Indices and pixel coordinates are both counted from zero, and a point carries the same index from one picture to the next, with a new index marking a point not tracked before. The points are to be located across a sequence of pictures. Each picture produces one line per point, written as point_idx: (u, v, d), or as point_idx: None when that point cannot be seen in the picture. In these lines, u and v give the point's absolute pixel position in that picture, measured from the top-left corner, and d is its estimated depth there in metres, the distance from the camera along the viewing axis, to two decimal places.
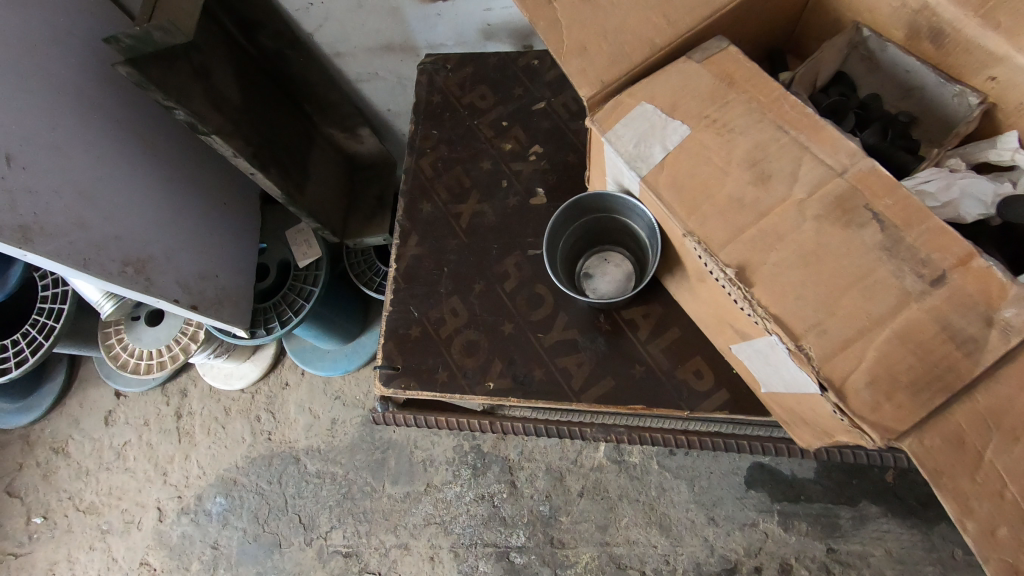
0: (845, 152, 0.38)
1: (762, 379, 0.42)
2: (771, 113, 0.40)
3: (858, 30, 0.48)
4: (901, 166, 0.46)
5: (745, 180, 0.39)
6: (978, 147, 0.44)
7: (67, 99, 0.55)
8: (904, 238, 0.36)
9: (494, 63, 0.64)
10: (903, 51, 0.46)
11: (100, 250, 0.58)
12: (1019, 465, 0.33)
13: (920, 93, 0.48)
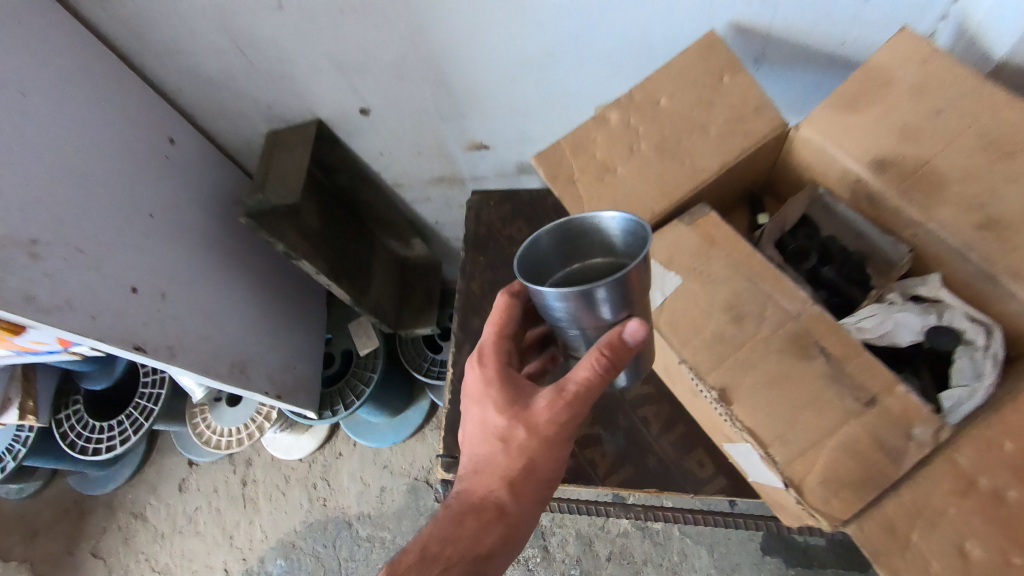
0: (799, 300, 0.51)
1: (749, 472, 0.54)
2: (744, 267, 0.54)
3: (816, 190, 0.60)
4: (850, 299, 0.61)
5: (724, 320, 0.52)
6: (912, 284, 0.55)
7: (197, 244, 0.72)
8: (845, 369, 0.48)
9: (528, 199, 0.80)
10: (851, 208, 0.58)
11: (217, 358, 0.73)
12: (940, 547, 0.44)
13: (865, 238, 0.59)
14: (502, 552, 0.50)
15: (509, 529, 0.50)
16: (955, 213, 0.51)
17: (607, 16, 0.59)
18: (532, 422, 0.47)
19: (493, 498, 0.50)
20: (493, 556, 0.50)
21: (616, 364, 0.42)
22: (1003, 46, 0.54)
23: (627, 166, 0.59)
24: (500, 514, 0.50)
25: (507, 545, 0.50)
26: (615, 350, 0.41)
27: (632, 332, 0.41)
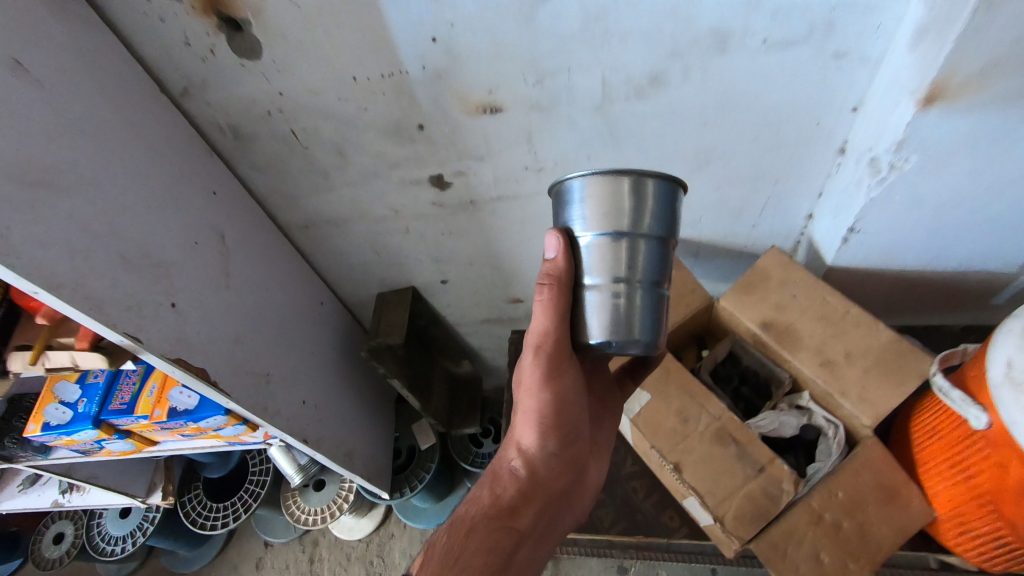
0: (718, 407, 0.85)
1: (699, 519, 0.85)
2: (687, 387, 0.88)
3: (736, 337, 0.97)
4: (752, 407, 0.98)
5: (676, 421, 0.86)
6: (793, 396, 0.91)
7: (331, 370, 1.08)
8: (746, 450, 0.81)
9: None
10: (755, 348, 0.94)
11: (338, 448, 1.06)
12: (805, 554, 0.76)
13: (767, 367, 0.95)
14: (524, 510, 0.66)
15: (524, 486, 0.67)
16: (806, 356, 0.87)
17: None
18: (521, 389, 0.65)
19: (510, 463, 0.69)
20: (515, 511, 0.65)
21: (556, 277, 0.57)
22: (827, 257, 0.95)
23: None
24: (517, 475, 0.68)
25: (527, 503, 0.66)
26: (545, 268, 0.57)
27: (555, 246, 0.57)
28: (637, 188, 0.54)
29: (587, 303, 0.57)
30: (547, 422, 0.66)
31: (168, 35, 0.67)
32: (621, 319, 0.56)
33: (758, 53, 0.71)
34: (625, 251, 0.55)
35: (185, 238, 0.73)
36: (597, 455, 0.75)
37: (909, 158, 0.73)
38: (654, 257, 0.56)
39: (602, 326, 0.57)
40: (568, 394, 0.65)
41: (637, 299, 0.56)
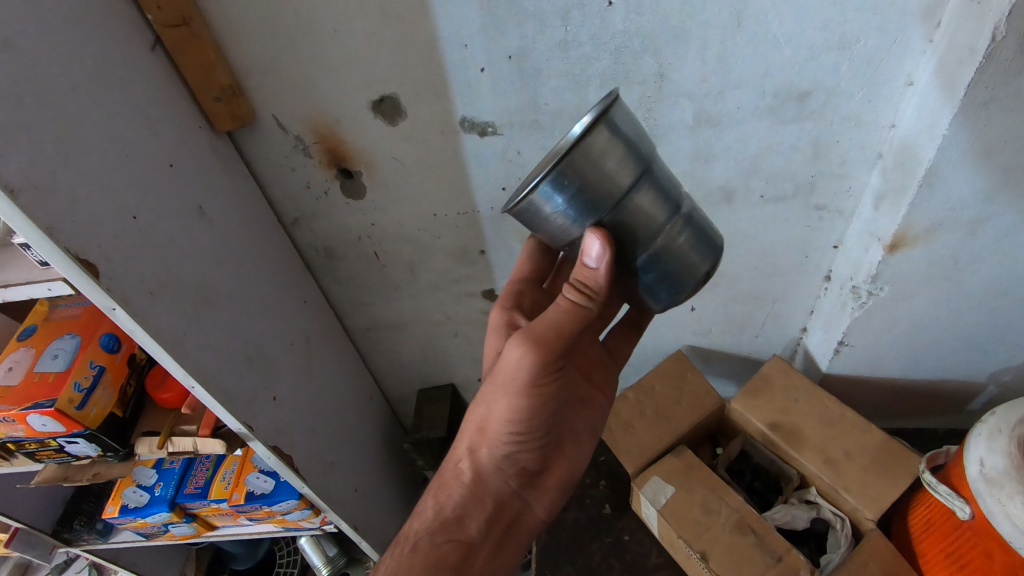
0: (737, 501, 0.95)
1: None
2: (708, 482, 0.99)
3: (746, 436, 1.09)
4: (766, 500, 1.08)
5: (700, 513, 0.95)
6: (802, 491, 1.01)
7: (376, 461, 1.17)
8: (765, 541, 0.91)
9: None
10: (765, 447, 1.06)
11: (379, 538, 1.12)
12: None
13: (776, 464, 1.06)
14: (473, 514, 0.73)
15: (474, 492, 0.74)
16: (811, 454, 0.99)
17: None
18: (495, 396, 0.69)
19: (464, 469, 0.75)
20: (463, 520, 0.72)
21: (592, 288, 0.59)
22: (822, 365, 1.09)
23: (640, 422, 1.09)
24: (470, 480, 0.74)
25: (476, 510, 0.73)
26: (583, 280, 0.59)
27: (597, 254, 0.55)
28: (597, 151, 0.50)
29: (642, 273, 0.60)
30: (514, 432, 0.71)
31: (295, 181, 0.85)
32: (678, 263, 0.59)
33: (756, 205, 0.90)
34: (648, 203, 0.55)
35: (286, 339, 0.87)
36: (572, 454, 0.79)
37: (883, 288, 0.89)
38: (664, 182, 0.56)
39: (671, 279, 0.60)
40: (542, 408, 0.68)
41: (683, 229, 0.58)
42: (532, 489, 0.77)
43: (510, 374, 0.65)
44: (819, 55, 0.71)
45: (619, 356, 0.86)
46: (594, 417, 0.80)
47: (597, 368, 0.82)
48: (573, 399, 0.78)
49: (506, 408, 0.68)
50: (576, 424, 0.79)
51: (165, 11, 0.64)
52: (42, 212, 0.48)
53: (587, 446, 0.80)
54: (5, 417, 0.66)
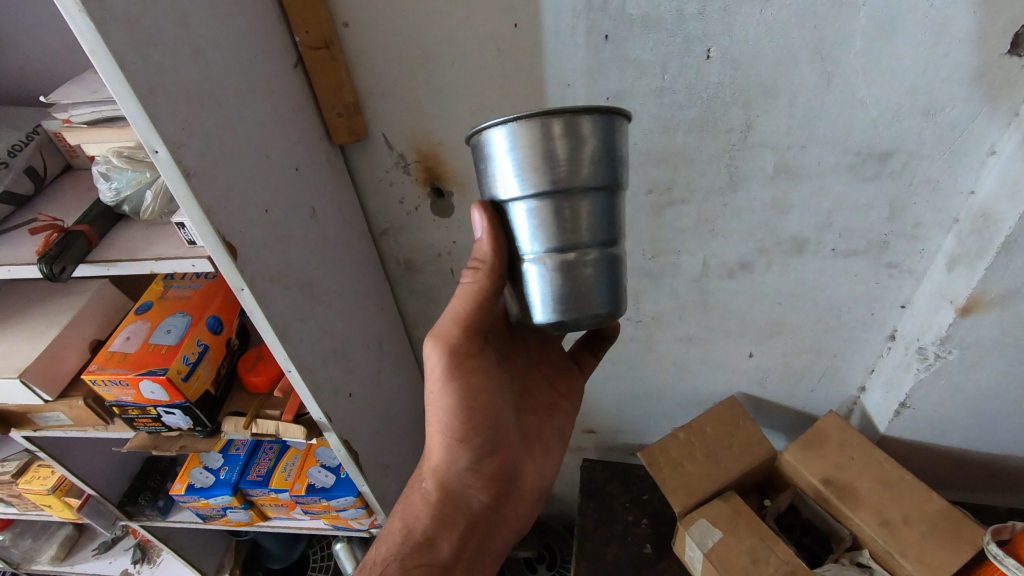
0: (787, 552, 0.94)
1: None
2: (757, 530, 0.98)
3: (797, 489, 1.08)
4: (816, 558, 1.05)
5: (748, 561, 0.94)
6: (855, 552, 0.99)
7: None
8: None
9: (620, 468, 1.28)
10: (817, 502, 1.04)
11: None
12: None
13: (828, 522, 1.04)
14: (444, 534, 0.72)
15: (442, 510, 0.72)
16: (866, 514, 0.97)
17: (678, 378, 1.19)
18: (429, 400, 0.70)
19: (428, 488, 0.74)
20: (434, 541, 0.71)
21: (484, 261, 0.58)
22: (881, 426, 1.08)
23: (689, 463, 1.09)
24: (436, 498, 0.73)
25: (446, 529, 0.72)
26: (481, 251, 0.58)
27: (480, 224, 0.56)
28: (564, 132, 0.49)
29: (536, 278, 0.56)
30: (461, 440, 0.70)
31: (391, 195, 0.92)
32: (574, 290, 0.54)
33: (827, 257, 0.92)
34: (570, 211, 0.52)
35: (364, 341, 0.92)
36: (537, 457, 0.78)
37: (952, 351, 0.89)
38: (602, 210, 0.53)
39: (555, 300, 0.55)
40: (475, 403, 0.69)
41: (588, 261, 0.54)
42: (506, 501, 0.76)
43: (433, 376, 0.67)
44: (903, 119, 0.74)
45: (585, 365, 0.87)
46: (561, 424, 0.82)
47: (565, 377, 0.85)
48: (536, 405, 0.80)
49: (439, 411, 0.69)
50: (533, 427, 0.79)
51: (312, 34, 0.72)
52: (206, 195, 0.55)
53: (552, 453, 0.81)
54: (121, 380, 0.72)
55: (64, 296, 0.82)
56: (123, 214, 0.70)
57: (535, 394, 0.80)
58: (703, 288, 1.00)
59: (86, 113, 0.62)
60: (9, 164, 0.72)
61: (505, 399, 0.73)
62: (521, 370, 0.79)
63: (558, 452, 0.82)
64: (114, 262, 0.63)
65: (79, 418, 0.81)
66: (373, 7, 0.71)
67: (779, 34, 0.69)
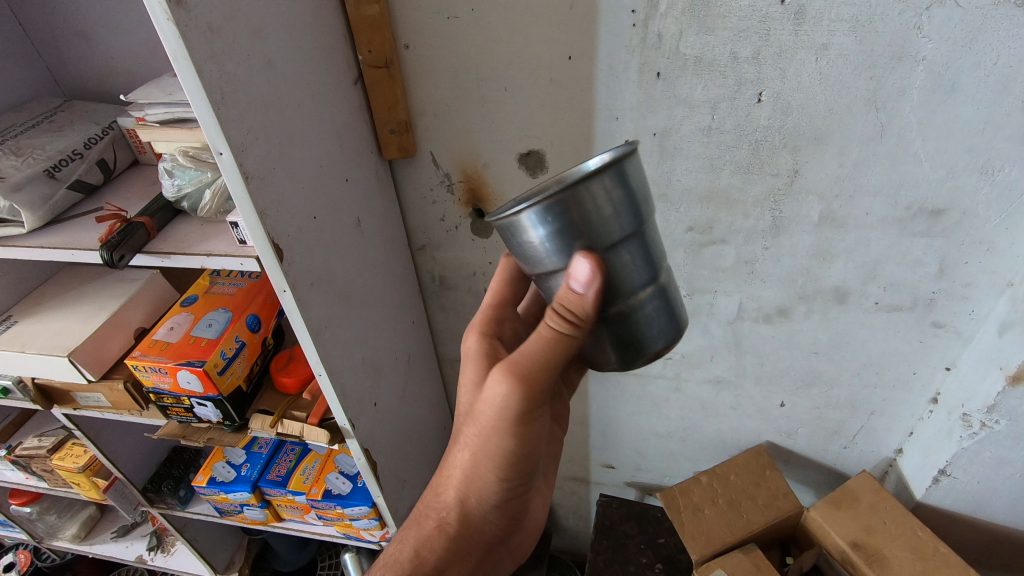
0: None
1: None
2: None
3: (822, 550, 1.03)
4: None
5: None
6: None
7: None
8: None
9: (637, 508, 1.25)
10: (843, 567, 0.99)
11: None
12: None
13: None
14: (454, 566, 0.68)
15: (460, 544, 0.68)
16: None
17: (705, 421, 1.16)
18: (484, 442, 0.61)
19: (448, 518, 0.68)
20: (445, 574, 0.67)
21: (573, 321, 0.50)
22: (917, 492, 1.02)
23: (710, 509, 1.06)
24: (457, 531, 0.68)
25: (459, 561, 0.68)
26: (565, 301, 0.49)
27: (585, 272, 0.47)
28: (598, 193, 0.45)
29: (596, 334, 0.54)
30: (504, 482, 0.64)
31: (433, 212, 0.94)
32: (635, 336, 0.54)
33: (870, 310, 0.89)
34: (619, 274, 0.49)
35: (394, 353, 0.93)
36: (537, 490, 0.77)
37: (999, 421, 0.85)
38: (644, 254, 0.51)
39: (614, 346, 0.54)
40: (537, 451, 0.63)
41: (647, 305, 0.53)
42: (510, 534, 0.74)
43: (494, 413, 0.57)
44: (958, 176, 0.73)
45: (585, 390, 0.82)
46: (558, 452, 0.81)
47: (563, 401, 0.81)
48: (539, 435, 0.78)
49: (495, 454, 0.61)
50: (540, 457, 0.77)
51: (373, 54, 0.75)
52: (261, 198, 0.58)
53: (548, 480, 0.81)
54: (160, 367, 0.75)
55: (117, 283, 0.86)
56: (181, 210, 0.73)
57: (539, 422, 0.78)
58: (737, 330, 0.99)
59: (161, 114, 0.68)
60: (84, 155, 0.77)
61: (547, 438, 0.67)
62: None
63: (550, 483, 0.83)
64: (168, 254, 0.67)
65: (116, 401, 0.84)
66: (434, 32, 0.74)
67: (833, 82, 0.69)
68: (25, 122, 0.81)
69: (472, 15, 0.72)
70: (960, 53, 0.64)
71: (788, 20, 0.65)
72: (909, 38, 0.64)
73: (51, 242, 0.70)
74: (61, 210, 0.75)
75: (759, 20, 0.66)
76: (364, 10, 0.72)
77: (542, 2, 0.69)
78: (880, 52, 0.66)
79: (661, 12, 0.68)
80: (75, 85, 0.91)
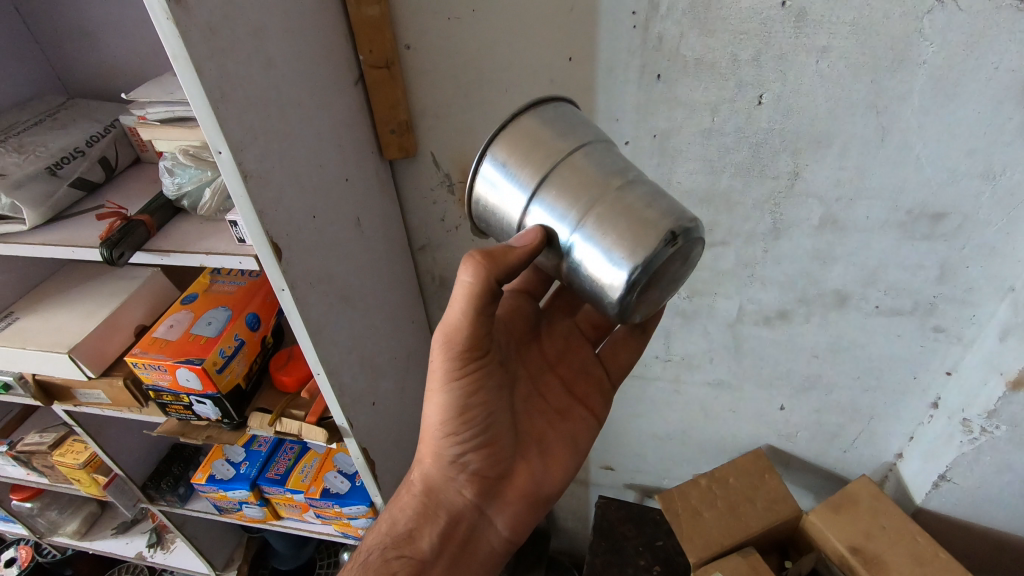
0: None
1: None
2: None
3: (821, 555, 1.02)
4: None
5: None
6: None
7: None
8: None
9: (636, 510, 1.25)
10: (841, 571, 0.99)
11: None
12: None
13: None
14: (426, 528, 0.68)
15: (425, 503, 0.69)
16: None
17: (704, 423, 1.16)
18: (425, 396, 0.65)
19: (412, 479, 0.71)
20: (414, 536, 0.68)
21: (499, 258, 0.51)
22: (917, 497, 1.02)
23: (708, 512, 1.06)
24: (421, 490, 0.69)
25: (427, 523, 0.68)
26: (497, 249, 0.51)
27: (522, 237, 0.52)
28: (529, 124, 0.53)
29: (592, 251, 0.49)
30: (444, 433, 0.65)
31: (433, 213, 0.94)
32: (629, 226, 0.48)
33: (870, 314, 0.89)
34: (573, 174, 0.50)
35: (393, 352, 0.94)
36: (534, 460, 0.72)
37: (999, 427, 0.84)
38: (601, 158, 0.52)
39: (611, 245, 0.48)
40: (469, 400, 0.63)
41: (627, 195, 0.50)
42: (493, 503, 0.71)
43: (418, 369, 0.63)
44: (959, 180, 0.72)
45: (606, 367, 0.77)
46: (573, 429, 0.75)
47: (584, 380, 0.77)
48: (547, 408, 0.74)
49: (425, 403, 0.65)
50: (542, 429, 0.73)
51: (374, 54, 0.75)
52: (259, 197, 0.58)
53: (562, 458, 0.73)
54: (160, 365, 0.75)
55: (118, 281, 0.86)
56: (181, 209, 0.74)
57: (545, 396, 0.74)
58: (737, 333, 0.98)
59: (162, 113, 0.68)
60: (86, 153, 0.78)
61: (500, 393, 0.66)
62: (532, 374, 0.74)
63: (569, 462, 0.74)
64: (168, 252, 0.67)
65: (116, 398, 0.84)
66: (435, 32, 0.74)
67: (834, 85, 0.69)
68: (28, 120, 0.81)
69: (473, 15, 0.72)
70: (962, 57, 0.63)
71: (789, 23, 0.65)
72: (911, 41, 0.64)
73: (53, 239, 0.70)
74: (62, 207, 0.75)
75: (760, 23, 0.66)
76: (366, 11, 0.72)
77: (543, 3, 0.69)
78: (881, 56, 0.65)
79: (662, 14, 0.67)
80: (78, 83, 0.92)
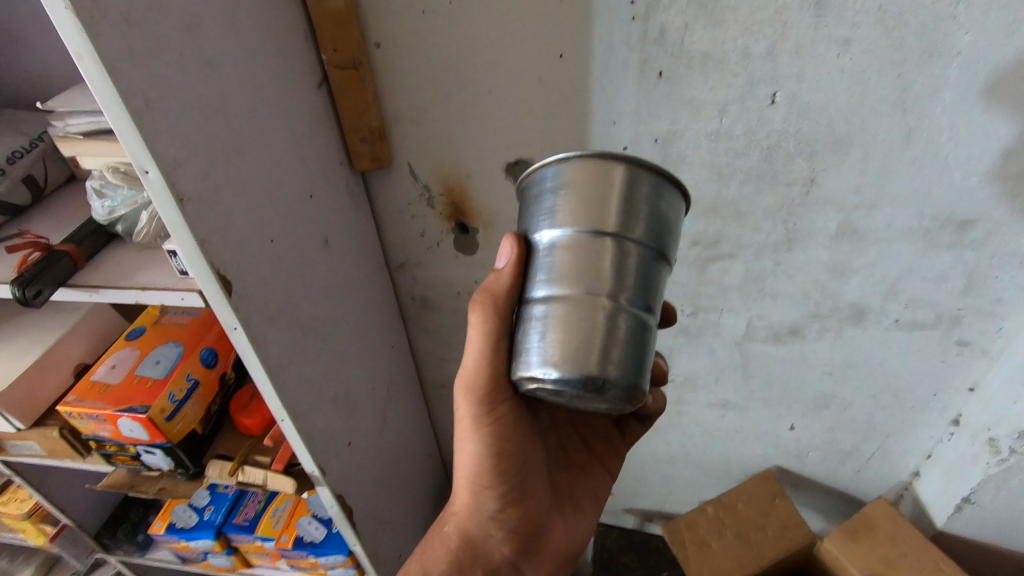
0: None
1: None
2: None
3: None
4: None
5: None
6: None
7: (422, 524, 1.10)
8: None
9: None
10: None
11: None
12: None
13: None
14: None
15: (461, 558, 0.61)
16: None
17: (709, 445, 1.09)
18: (456, 443, 0.60)
19: (449, 531, 0.64)
20: None
21: (499, 291, 0.47)
22: (938, 520, 0.96)
23: (717, 542, 0.99)
24: (457, 543, 0.62)
25: None
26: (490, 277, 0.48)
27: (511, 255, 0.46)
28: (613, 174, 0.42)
29: (537, 324, 0.42)
30: (484, 483, 0.60)
31: (411, 228, 0.85)
32: (585, 338, 0.40)
33: (889, 329, 0.82)
34: (608, 251, 0.41)
35: (371, 384, 0.85)
36: (568, 515, 0.66)
37: None
38: (648, 271, 0.42)
39: (562, 345, 0.40)
40: (505, 448, 0.58)
41: (616, 321, 0.40)
42: (531, 561, 0.63)
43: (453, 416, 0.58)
44: (991, 185, 0.66)
45: (625, 430, 0.74)
46: (598, 485, 0.70)
47: (604, 440, 0.72)
48: (574, 459, 0.69)
49: (465, 454, 0.59)
50: (565, 480, 0.68)
51: (339, 52, 0.66)
52: (200, 224, 0.49)
53: (590, 513, 0.68)
54: (98, 415, 0.65)
55: (52, 314, 0.76)
56: (116, 234, 0.64)
57: (572, 445, 0.70)
58: (744, 351, 0.91)
59: (83, 123, 0.58)
60: (6, 172, 0.68)
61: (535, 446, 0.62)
62: (557, 425, 0.68)
63: (594, 515, 0.69)
64: (96, 288, 0.57)
65: (52, 449, 0.74)
66: (408, 27, 0.65)
67: (858, 80, 0.61)
68: None
69: (450, 8, 0.63)
70: (1000, 48, 0.56)
71: (807, 12, 0.58)
72: (944, 30, 0.57)
73: None
74: None
75: (775, 11, 0.58)
76: (326, 3, 0.62)
77: None
78: (910, 46, 0.58)
79: (664, 3, 0.59)
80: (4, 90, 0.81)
